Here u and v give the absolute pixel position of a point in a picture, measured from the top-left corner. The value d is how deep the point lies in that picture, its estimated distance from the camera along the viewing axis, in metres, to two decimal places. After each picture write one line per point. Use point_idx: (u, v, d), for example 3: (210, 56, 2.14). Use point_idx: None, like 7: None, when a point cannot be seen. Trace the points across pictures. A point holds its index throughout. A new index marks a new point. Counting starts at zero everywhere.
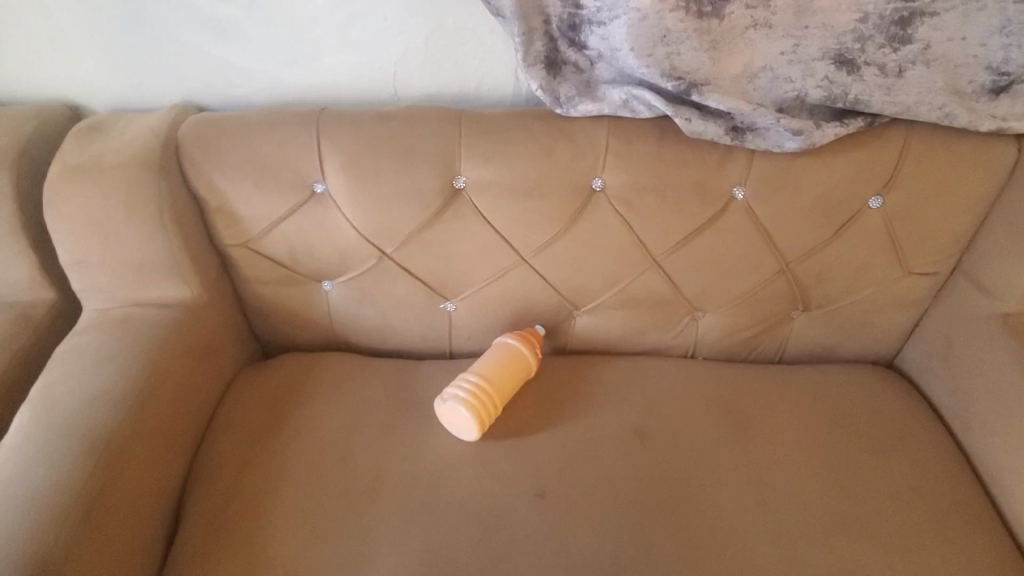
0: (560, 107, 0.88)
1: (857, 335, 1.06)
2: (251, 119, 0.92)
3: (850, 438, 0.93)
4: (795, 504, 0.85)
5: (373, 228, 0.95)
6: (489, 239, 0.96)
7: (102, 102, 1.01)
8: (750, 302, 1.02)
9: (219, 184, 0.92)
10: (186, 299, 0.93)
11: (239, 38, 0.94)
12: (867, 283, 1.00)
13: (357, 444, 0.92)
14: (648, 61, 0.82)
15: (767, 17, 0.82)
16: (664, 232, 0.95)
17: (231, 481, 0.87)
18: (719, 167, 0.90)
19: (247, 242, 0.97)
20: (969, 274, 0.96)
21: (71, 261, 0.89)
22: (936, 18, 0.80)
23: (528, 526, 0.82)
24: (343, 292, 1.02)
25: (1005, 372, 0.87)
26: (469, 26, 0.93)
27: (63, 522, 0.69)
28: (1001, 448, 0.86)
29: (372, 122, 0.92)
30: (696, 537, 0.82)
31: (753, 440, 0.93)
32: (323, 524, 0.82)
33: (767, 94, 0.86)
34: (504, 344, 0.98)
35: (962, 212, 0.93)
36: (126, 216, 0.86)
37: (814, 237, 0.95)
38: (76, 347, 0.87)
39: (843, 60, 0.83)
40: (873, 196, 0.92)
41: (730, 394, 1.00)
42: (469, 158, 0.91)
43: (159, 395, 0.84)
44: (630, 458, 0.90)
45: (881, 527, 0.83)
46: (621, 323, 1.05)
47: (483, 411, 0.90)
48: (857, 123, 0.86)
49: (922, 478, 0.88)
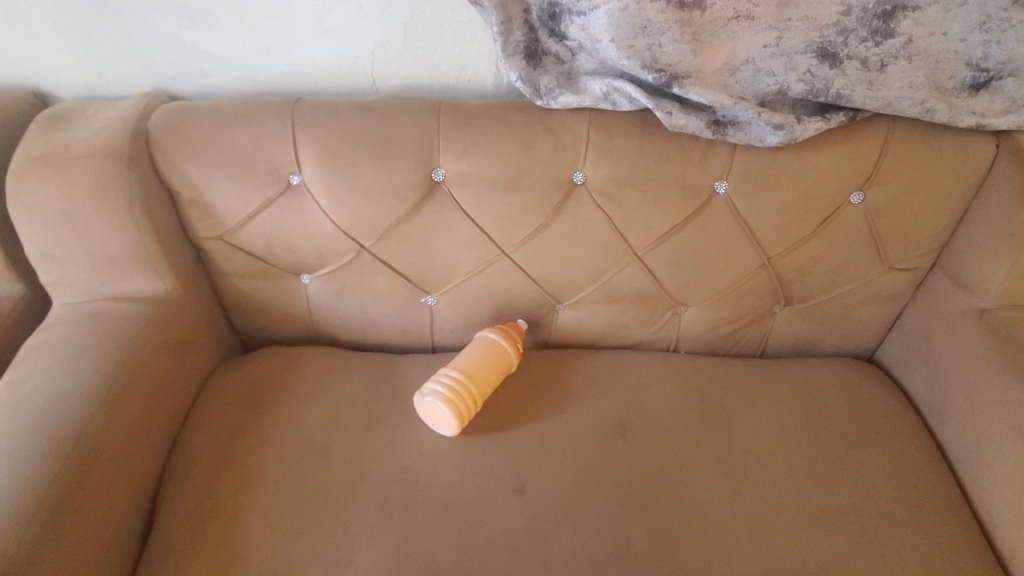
0: (540, 98, 0.87)
1: (838, 330, 1.06)
2: (225, 109, 0.90)
3: (829, 432, 0.94)
4: (772, 498, 0.86)
5: (351, 222, 0.93)
6: (470, 232, 0.95)
7: (69, 89, 0.98)
8: (732, 297, 1.02)
9: (193, 175, 0.90)
10: (160, 293, 0.91)
11: (211, 25, 0.91)
12: (848, 279, 1.00)
13: (335, 439, 0.91)
14: (629, 53, 0.81)
15: (750, 9, 0.80)
16: (646, 226, 0.94)
17: (206, 477, 0.86)
18: (701, 161, 0.90)
19: (222, 235, 0.95)
20: (948, 270, 0.97)
21: (38, 254, 0.87)
22: (918, 12, 0.80)
23: (507, 522, 0.82)
24: (323, 286, 1.01)
25: (980, 368, 0.88)
26: (448, 16, 0.91)
27: (29, 522, 0.68)
28: (975, 442, 0.87)
29: (349, 113, 0.90)
30: (674, 531, 0.82)
31: (733, 434, 0.93)
32: (300, 521, 0.81)
33: (750, 87, 0.85)
34: (486, 339, 0.97)
35: (943, 207, 0.93)
36: (94, 208, 0.84)
37: (797, 232, 0.95)
38: (45, 343, 0.85)
39: (826, 53, 0.82)
40: (855, 192, 0.92)
41: (711, 388, 1.00)
42: (447, 150, 0.89)
43: (131, 391, 0.82)
44: (610, 453, 0.90)
45: (856, 521, 0.83)
46: (604, 317, 1.05)
47: (463, 407, 0.89)
48: (838, 117, 0.86)
49: (898, 472, 0.89)
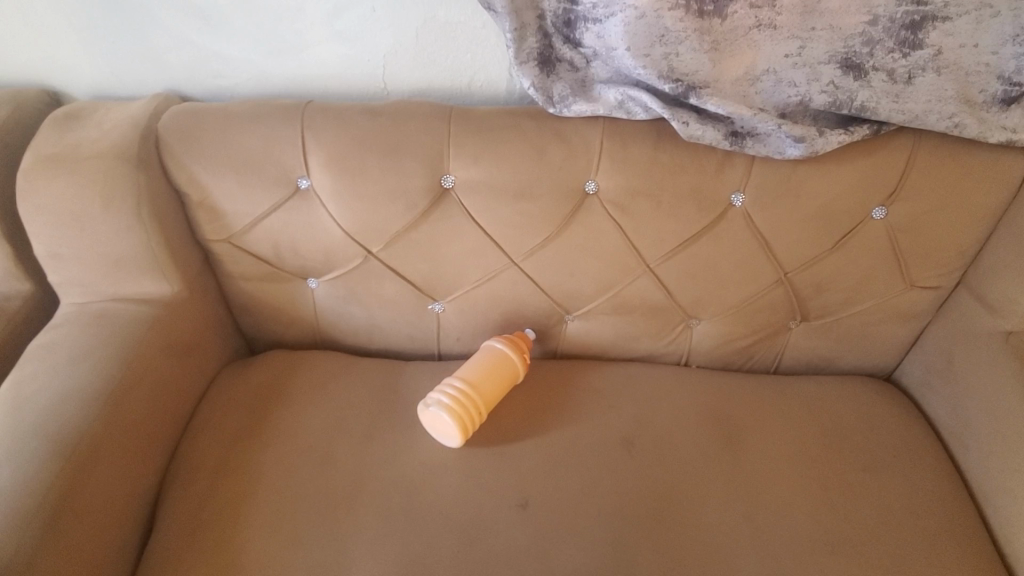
0: (553, 106, 0.85)
1: (856, 347, 1.03)
2: (235, 110, 0.89)
3: (845, 454, 0.91)
4: (783, 522, 0.83)
5: (359, 227, 0.92)
6: (479, 240, 0.93)
7: (82, 89, 0.98)
8: (746, 312, 0.99)
9: (201, 178, 0.89)
10: (167, 295, 0.91)
11: (221, 26, 0.90)
12: (868, 296, 0.97)
13: (338, 447, 0.89)
14: (645, 62, 0.79)
15: (772, 17, 0.77)
16: (660, 238, 0.92)
17: (208, 481, 0.85)
18: (718, 172, 0.87)
19: (230, 237, 0.94)
20: (973, 289, 0.93)
21: (46, 254, 0.86)
22: (949, 23, 0.76)
23: (509, 538, 0.80)
24: (329, 291, 1.00)
25: (1004, 392, 0.85)
26: (460, 20, 0.89)
27: (27, 525, 0.67)
28: (999, 469, 0.83)
29: (360, 116, 0.89)
30: (680, 553, 0.79)
31: (744, 455, 0.91)
32: (300, 529, 0.80)
33: (770, 98, 0.82)
34: (493, 348, 0.96)
35: (969, 225, 0.90)
36: (102, 209, 0.84)
37: (815, 247, 0.92)
38: (52, 342, 0.85)
39: (850, 64, 0.79)
40: (878, 207, 0.89)
41: (723, 405, 0.97)
42: (458, 157, 0.88)
43: (134, 394, 0.82)
44: (617, 468, 0.88)
45: (872, 549, 0.80)
46: (613, 328, 1.03)
47: (466, 417, 0.87)
48: (862, 131, 0.83)
49: (916, 499, 0.86)
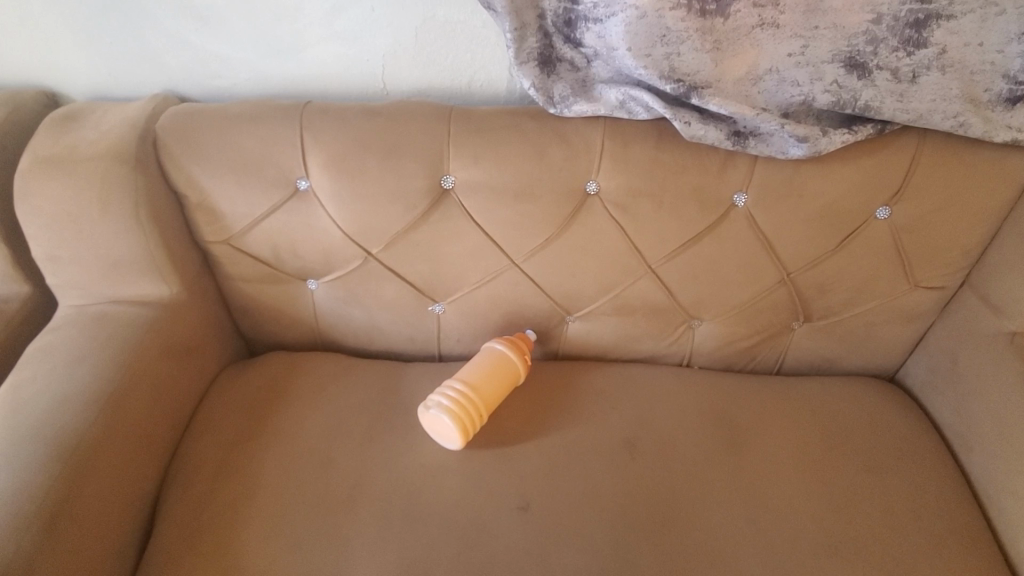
0: (554, 106, 0.84)
1: (860, 348, 1.02)
2: (233, 111, 0.89)
3: (849, 456, 0.90)
4: (786, 524, 0.82)
5: (358, 228, 0.92)
6: (480, 241, 0.92)
7: (80, 89, 0.97)
8: (749, 313, 0.98)
9: (200, 179, 0.88)
10: (166, 298, 0.90)
11: (219, 26, 0.90)
12: (871, 296, 0.96)
13: (338, 449, 0.89)
14: (646, 62, 0.78)
15: (775, 16, 0.77)
16: (662, 238, 0.91)
17: (207, 484, 0.85)
18: (719, 172, 0.86)
19: (229, 239, 0.94)
20: (977, 289, 0.93)
21: (44, 256, 0.86)
22: (953, 21, 0.75)
23: (510, 541, 0.80)
24: (329, 292, 0.99)
25: (1008, 394, 0.84)
26: (459, 19, 0.89)
27: (26, 530, 0.67)
28: (1004, 471, 0.83)
29: (359, 116, 0.88)
30: (682, 556, 0.79)
31: (746, 456, 0.90)
32: (299, 532, 0.80)
33: (772, 98, 0.82)
34: (493, 349, 0.95)
35: (974, 225, 0.89)
36: (100, 211, 0.83)
37: (818, 247, 0.91)
38: (50, 345, 0.84)
39: (854, 63, 0.78)
40: (881, 208, 0.88)
41: (725, 407, 0.97)
42: (458, 157, 0.87)
43: (133, 396, 0.82)
44: (618, 471, 0.87)
45: (876, 552, 0.80)
46: (614, 329, 1.02)
47: (467, 420, 0.87)
48: (866, 130, 0.82)
49: (920, 501, 0.85)
